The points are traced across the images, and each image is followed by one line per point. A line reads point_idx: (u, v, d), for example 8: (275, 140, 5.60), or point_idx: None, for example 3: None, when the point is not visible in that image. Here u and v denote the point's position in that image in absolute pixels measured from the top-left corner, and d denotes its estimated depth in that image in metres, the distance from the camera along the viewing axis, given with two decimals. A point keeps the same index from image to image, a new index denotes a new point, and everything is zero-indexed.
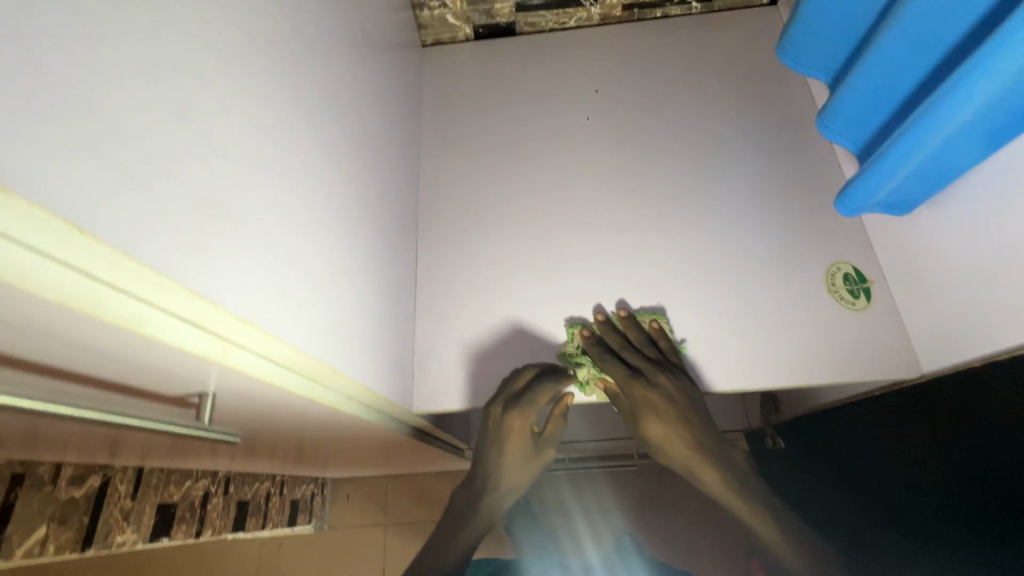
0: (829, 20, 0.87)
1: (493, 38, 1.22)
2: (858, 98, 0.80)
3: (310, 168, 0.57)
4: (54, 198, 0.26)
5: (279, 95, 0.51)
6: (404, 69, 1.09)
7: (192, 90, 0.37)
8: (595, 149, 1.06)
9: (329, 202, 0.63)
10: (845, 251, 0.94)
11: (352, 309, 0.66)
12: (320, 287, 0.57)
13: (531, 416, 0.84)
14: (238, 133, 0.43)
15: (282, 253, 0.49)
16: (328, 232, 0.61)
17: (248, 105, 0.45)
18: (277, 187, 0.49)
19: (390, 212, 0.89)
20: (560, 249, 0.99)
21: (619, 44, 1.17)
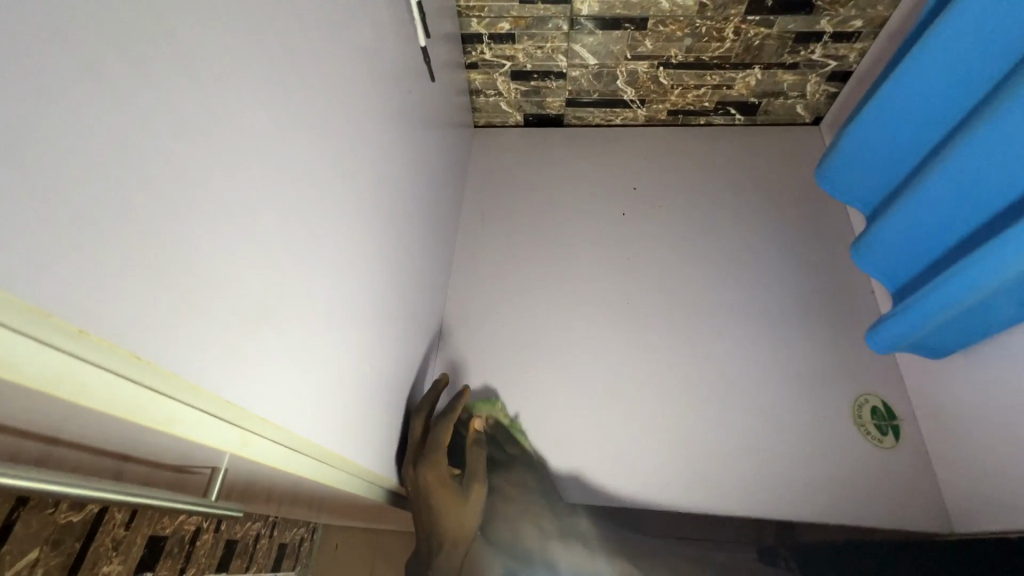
0: (867, 157, 0.90)
1: (542, 126, 1.28)
2: (893, 238, 0.81)
3: (350, 257, 0.60)
4: (122, 332, 0.29)
5: (335, 196, 0.56)
6: (454, 149, 1.15)
7: (259, 208, 0.41)
8: (626, 245, 1.09)
9: (363, 285, 0.66)
10: (875, 384, 0.91)
11: (365, 391, 0.67)
12: (339, 373, 0.59)
13: (441, 458, 0.77)
14: (291, 238, 0.47)
15: (313, 345, 0.52)
16: (356, 316, 0.63)
17: (304, 211, 0.49)
18: (318, 283, 0.52)
19: (420, 287, 0.92)
20: (581, 341, 0.99)
21: (661, 147, 1.21)
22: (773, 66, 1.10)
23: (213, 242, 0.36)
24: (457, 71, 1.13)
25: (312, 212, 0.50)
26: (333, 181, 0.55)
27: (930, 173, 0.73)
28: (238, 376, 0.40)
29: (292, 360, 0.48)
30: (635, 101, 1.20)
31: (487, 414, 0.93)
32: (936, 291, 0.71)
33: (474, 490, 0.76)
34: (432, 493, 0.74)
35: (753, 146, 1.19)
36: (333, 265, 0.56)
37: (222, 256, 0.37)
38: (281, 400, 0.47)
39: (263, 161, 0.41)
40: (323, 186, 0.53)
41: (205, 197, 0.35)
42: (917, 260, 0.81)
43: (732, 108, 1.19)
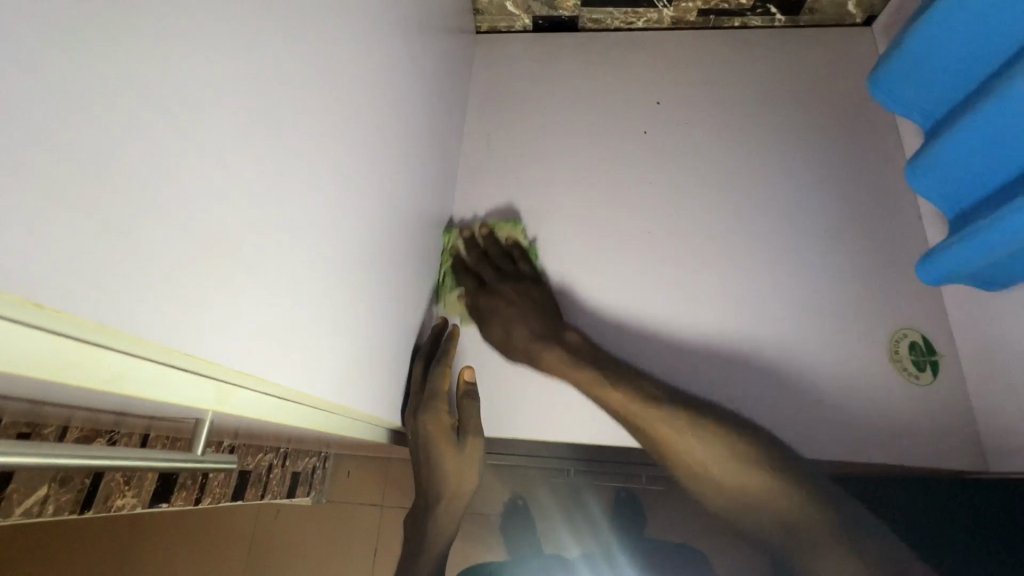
0: (930, 59, 0.76)
1: (553, 32, 1.13)
2: (957, 156, 0.71)
3: (335, 178, 0.51)
4: (10, 273, 0.22)
5: (312, 103, 0.46)
6: (454, 58, 1.01)
7: (205, 107, 0.32)
8: (648, 167, 0.98)
9: (354, 210, 0.57)
10: (916, 318, 0.85)
11: (362, 330, 0.61)
12: (331, 313, 0.52)
13: (439, 410, 0.76)
14: (254, 152, 0.37)
15: (294, 283, 0.44)
16: (346, 247, 0.55)
17: (271, 116, 0.39)
18: (295, 210, 0.44)
19: (421, 217, 0.83)
20: (597, 274, 0.92)
21: (689, 53, 1.07)
22: None
23: (134, 153, 0.27)
24: None
25: (281, 120, 0.41)
26: (309, 82, 0.45)
27: (1015, 79, 0.61)
28: (196, 325, 0.33)
29: (268, 302, 0.41)
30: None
31: (507, 234, 0.94)
32: (1005, 221, 0.62)
33: (472, 442, 0.77)
34: (431, 444, 0.76)
35: (795, 51, 1.04)
36: (315, 187, 0.47)
37: (152, 172, 0.28)
38: (259, 348, 0.40)
39: (206, 44, 0.31)
40: (294, 85, 0.42)
41: (113, 86, 0.26)
42: (979, 181, 0.71)
43: (772, 7, 1.04)
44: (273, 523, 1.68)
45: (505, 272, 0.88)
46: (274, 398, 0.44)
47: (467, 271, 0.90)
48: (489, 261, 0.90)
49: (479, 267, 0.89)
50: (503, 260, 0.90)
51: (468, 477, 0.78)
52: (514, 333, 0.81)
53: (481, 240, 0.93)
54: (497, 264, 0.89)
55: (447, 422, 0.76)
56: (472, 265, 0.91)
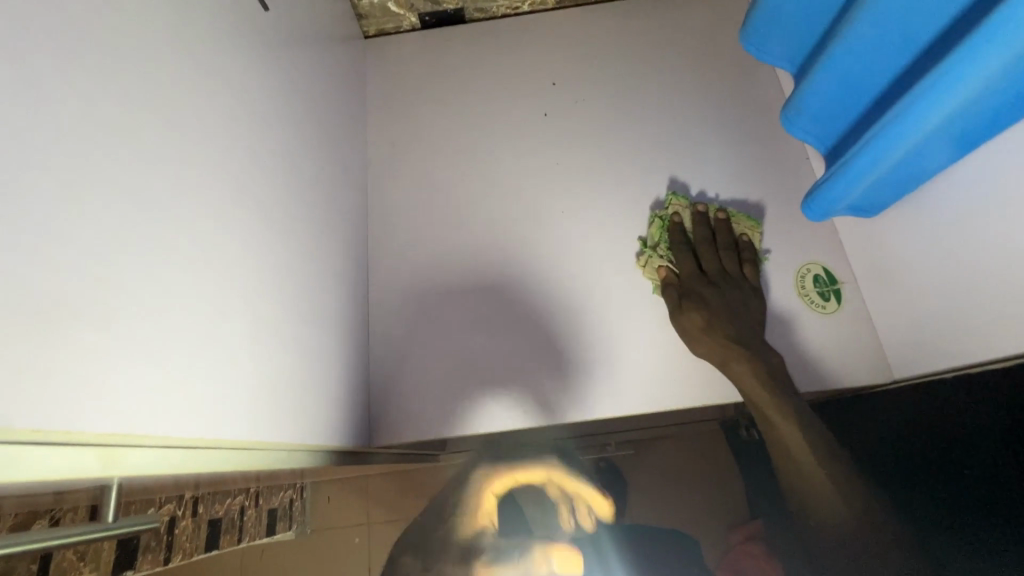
0: (786, 9, 0.80)
1: (442, 27, 1.12)
2: (823, 94, 0.75)
3: (205, 214, 0.50)
4: None
5: (156, 144, 0.44)
6: (345, 65, 0.99)
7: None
8: (553, 147, 1.00)
9: (241, 242, 0.56)
10: (817, 251, 0.91)
11: (274, 361, 0.60)
12: (228, 352, 0.51)
13: None
14: (77, 205, 0.35)
15: (168, 329, 0.43)
16: (236, 282, 0.54)
17: (96, 168, 0.37)
18: (152, 255, 0.42)
19: (332, 235, 0.82)
20: (520, 261, 0.94)
21: (577, 31, 1.08)
22: None
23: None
24: None
25: (112, 167, 0.39)
26: (149, 125, 0.43)
27: (852, 17, 0.65)
28: (38, 392, 0.31)
29: (134, 354, 0.39)
30: None
31: (744, 228, 0.91)
32: (868, 148, 0.67)
33: None
34: None
35: (676, 14, 1.08)
36: (174, 228, 0.45)
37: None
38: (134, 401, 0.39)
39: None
40: (125, 128, 0.41)
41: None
42: (845, 114, 0.76)
43: None
44: (259, 566, 1.61)
45: (728, 273, 0.86)
46: (175, 449, 0.43)
47: (681, 253, 0.88)
48: (716, 247, 0.88)
49: (698, 251, 0.88)
50: (729, 252, 0.87)
51: None
52: (687, 324, 0.83)
53: (714, 224, 0.90)
54: (726, 257, 0.87)
55: None
56: (684, 251, 0.88)
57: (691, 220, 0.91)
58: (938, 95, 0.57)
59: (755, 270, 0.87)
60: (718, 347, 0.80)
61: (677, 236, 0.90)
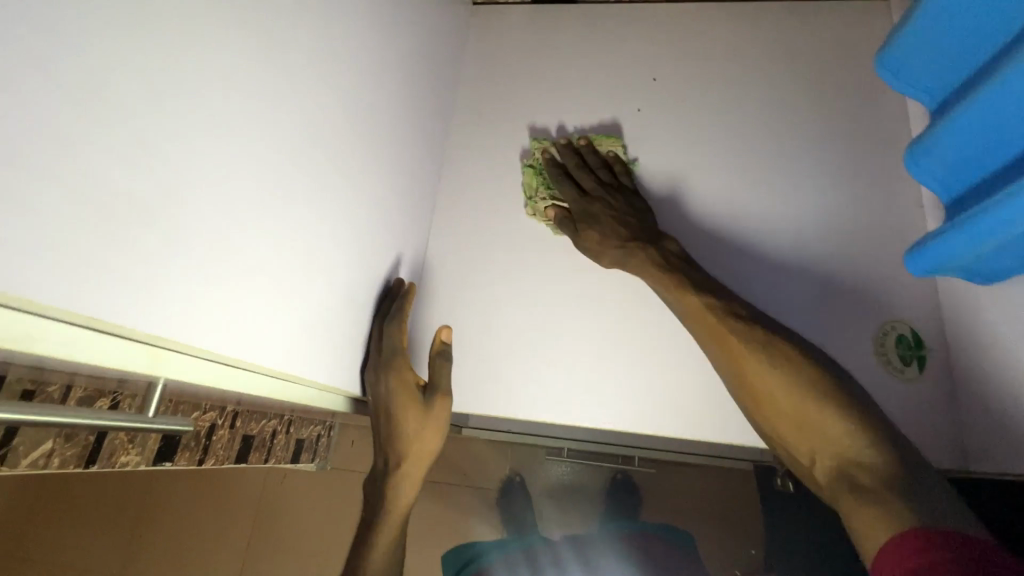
0: (942, 36, 0.70)
1: (552, 2, 1.09)
2: (961, 139, 0.66)
3: (294, 151, 0.51)
4: None
5: (256, 77, 0.45)
6: (447, 26, 0.99)
7: (94, 78, 0.31)
8: (639, 144, 0.96)
9: (321, 183, 0.58)
10: (909, 309, 0.82)
11: (324, 304, 0.62)
12: (286, 287, 0.53)
13: (404, 371, 0.75)
14: (177, 112, 0.37)
15: (231, 261, 0.45)
16: (309, 222, 0.56)
17: (203, 89, 0.39)
18: (230, 190, 0.43)
19: (400, 193, 0.83)
20: (579, 254, 0.91)
21: (689, 26, 1.02)
22: None
23: (4, 121, 0.27)
24: None
25: (209, 97, 0.40)
26: (254, 48, 0.44)
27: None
28: (109, 291, 0.34)
29: (197, 277, 0.41)
30: None
31: (608, 147, 0.94)
32: (1006, 202, 0.58)
33: (440, 403, 0.75)
34: (394, 405, 0.74)
35: (802, 25, 0.99)
36: (264, 155, 0.47)
37: (27, 142, 0.28)
38: (195, 311, 0.41)
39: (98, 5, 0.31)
40: (234, 53, 0.42)
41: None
42: (979, 167, 0.67)
43: None
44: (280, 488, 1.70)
45: (606, 185, 0.88)
46: (218, 363, 0.46)
47: (562, 184, 0.90)
48: (588, 169, 0.91)
49: (577, 179, 0.90)
50: (603, 171, 0.90)
51: (431, 446, 0.76)
52: (588, 243, 0.85)
53: (579, 152, 0.93)
54: (602, 173, 0.90)
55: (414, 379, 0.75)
56: (564, 184, 0.90)
57: (559, 153, 0.94)
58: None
59: (636, 187, 0.91)
60: (608, 251, 0.83)
61: (554, 169, 0.92)
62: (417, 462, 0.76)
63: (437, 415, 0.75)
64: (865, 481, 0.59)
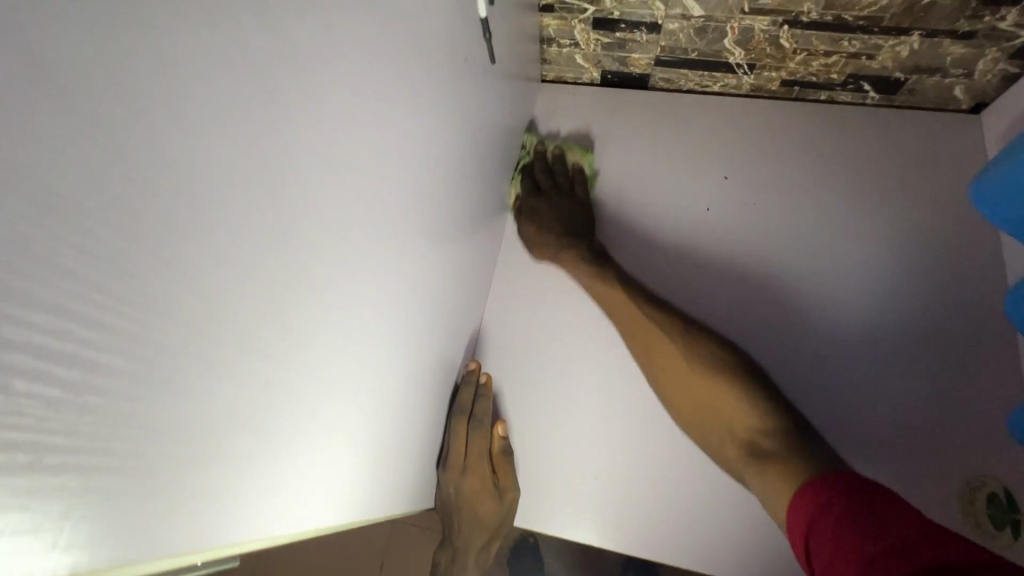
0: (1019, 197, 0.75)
1: (621, 86, 1.08)
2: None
3: (391, 291, 0.52)
4: (87, 552, 0.24)
5: (385, 239, 0.46)
6: (517, 110, 0.98)
7: (276, 304, 0.32)
8: (710, 246, 0.96)
9: (402, 309, 0.58)
10: (982, 449, 0.83)
11: (390, 428, 0.62)
12: (364, 429, 0.54)
13: (482, 471, 0.77)
14: (317, 306, 0.37)
15: (337, 409, 0.45)
16: (390, 356, 0.57)
17: (339, 275, 0.39)
18: (352, 355, 0.45)
19: (463, 285, 0.83)
20: (642, 356, 0.90)
21: (761, 127, 1.02)
22: (938, 34, 0.84)
23: (202, 387, 0.28)
24: (529, 14, 0.92)
25: (350, 278, 0.41)
26: (387, 203, 0.45)
27: None
28: (232, 499, 0.34)
29: (313, 435, 0.42)
30: (742, 65, 0.98)
31: (575, 158, 1.02)
32: None
33: (513, 500, 0.78)
34: (473, 503, 0.77)
35: (876, 136, 0.99)
36: (372, 316, 0.48)
37: (227, 391, 0.30)
38: (290, 487, 0.41)
39: (290, 245, 0.32)
40: (373, 217, 0.43)
41: (192, 323, 0.26)
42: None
43: (866, 84, 0.96)
44: None
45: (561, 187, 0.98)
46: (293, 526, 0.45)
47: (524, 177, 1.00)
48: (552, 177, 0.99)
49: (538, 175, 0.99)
50: (560, 181, 0.99)
51: (500, 531, 0.79)
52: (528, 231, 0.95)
53: (550, 158, 1.01)
54: (559, 180, 0.99)
55: (489, 480, 0.77)
56: (524, 175, 1.00)
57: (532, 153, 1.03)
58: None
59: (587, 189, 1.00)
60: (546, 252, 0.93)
61: (525, 175, 1.00)
62: (485, 546, 0.80)
63: (506, 511, 0.78)
64: (761, 443, 0.71)
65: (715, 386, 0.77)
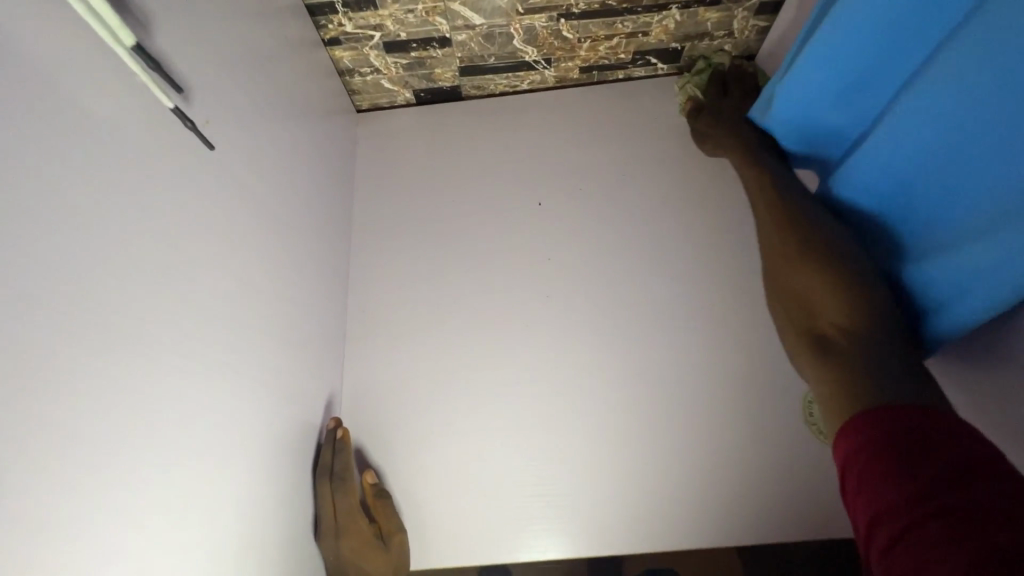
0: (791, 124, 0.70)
1: (437, 102, 1.08)
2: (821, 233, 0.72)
3: (181, 368, 0.54)
4: None
5: (155, 322, 0.51)
6: (329, 149, 0.95)
7: (58, 454, 0.41)
8: (551, 237, 0.95)
9: (201, 387, 0.57)
10: None
11: (249, 498, 0.63)
12: (209, 499, 0.57)
13: (359, 523, 0.74)
14: (52, 400, 0.41)
15: (171, 530, 0.51)
16: (220, 425, 0.59)
17: (69, 370, 0.42)
18: (157, 424, 0.51)
19: (299, 344, 0.78)
20: (506, 365, 0.88)
21: (577, 112, 1.04)
22: (692, 4, 0.92)
23: None
24: (313, 52, 0.90)
25: (116, 363, 0.47)
26: (125, 318, 0.48)
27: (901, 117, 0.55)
28: None
29: (137, 558, 0.47)
30: (540, 61, 1.01)
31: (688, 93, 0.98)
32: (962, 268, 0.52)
33: (399, 541, 0.75)
34: (356, 562, 0.72)
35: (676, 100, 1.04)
36: (172, 391, 0.53)
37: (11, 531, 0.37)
38: (102, 564, 0.44)
39: None
40: (174, 361, 0.53)
41: None
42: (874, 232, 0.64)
43: (652, 58, 1.02)
44: None
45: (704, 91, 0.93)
46: None
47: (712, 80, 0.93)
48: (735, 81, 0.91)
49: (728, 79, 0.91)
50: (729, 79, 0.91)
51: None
52: (704, 131, 0.88)
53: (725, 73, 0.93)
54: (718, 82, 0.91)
55: (369, 530, 0.74)
56: (712, 80, 0.93)
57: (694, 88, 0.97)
58: (1017, 262, 0.47)
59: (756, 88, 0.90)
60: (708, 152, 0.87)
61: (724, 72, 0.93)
62: None
63: (397, 555, 0.75)
64: (837, 341, 0.56)
65: (822, 285, 0.59)
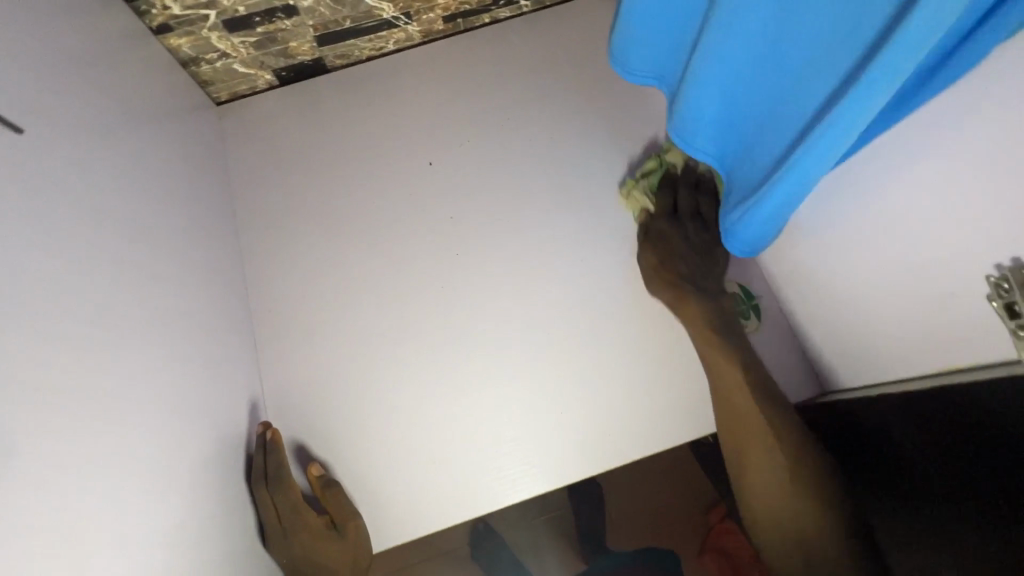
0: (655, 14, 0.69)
1: (302, 79, 1.01)
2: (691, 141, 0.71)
3: (49, 413, 0.48)
4: None
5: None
6: (190, 147, 0.87)
7: None
8: (448, 195, 0.92)
9: (80, 427, 0.50)
10: None
11: (167, 533, 0.57)
12: (115, 547, 0.51)
13: (308, 517, 0.72)
14: None
15: None
16: (112, 466, 0.53)
17: None
18: (28, 478, 0.44)
19: (202, 358, 0.72)
20: (432, 333, 0.85)
21: (451, 65, 1.00)
22: None
23: None
24: (143, 44, 0.81)
25: None
26: None
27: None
28: None
29: None
30: (400, 17, 0.95)
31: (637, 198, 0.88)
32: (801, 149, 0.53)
33: (355, 525, 0.74)
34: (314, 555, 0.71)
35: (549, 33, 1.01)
36: (40, 441, 0.46)
37: None
38: None
39: None
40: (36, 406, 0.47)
41: None
42: (753, 111, 0.63)
43: None
44: None
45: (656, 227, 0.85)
46: None
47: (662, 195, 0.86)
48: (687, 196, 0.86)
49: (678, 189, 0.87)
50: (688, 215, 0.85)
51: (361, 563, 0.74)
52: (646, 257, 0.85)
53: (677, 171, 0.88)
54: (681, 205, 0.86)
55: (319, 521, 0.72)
56: (660, 192, 0.87)
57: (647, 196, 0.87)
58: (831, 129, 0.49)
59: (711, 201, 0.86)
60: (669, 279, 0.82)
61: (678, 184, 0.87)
62: None
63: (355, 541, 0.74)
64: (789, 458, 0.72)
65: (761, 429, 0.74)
